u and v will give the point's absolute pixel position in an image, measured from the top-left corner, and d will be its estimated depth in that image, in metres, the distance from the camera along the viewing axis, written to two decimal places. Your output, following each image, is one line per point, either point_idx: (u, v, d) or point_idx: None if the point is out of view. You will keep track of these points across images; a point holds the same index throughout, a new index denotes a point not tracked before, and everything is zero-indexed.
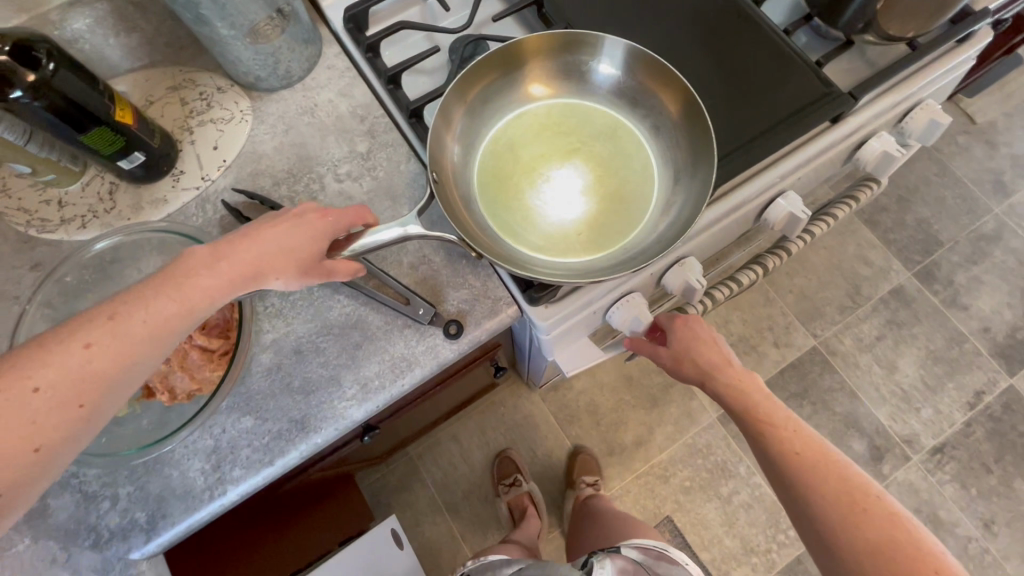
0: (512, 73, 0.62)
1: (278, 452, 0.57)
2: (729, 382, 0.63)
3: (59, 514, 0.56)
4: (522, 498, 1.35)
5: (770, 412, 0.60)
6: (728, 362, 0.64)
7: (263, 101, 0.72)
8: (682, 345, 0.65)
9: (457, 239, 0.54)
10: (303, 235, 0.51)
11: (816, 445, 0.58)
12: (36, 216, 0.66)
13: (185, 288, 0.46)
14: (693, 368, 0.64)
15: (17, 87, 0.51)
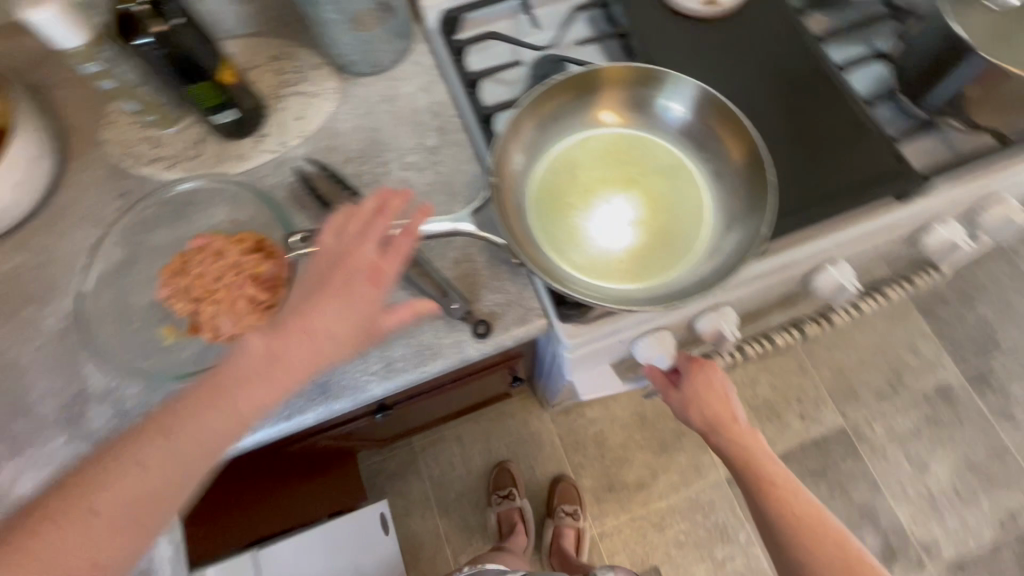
0: (585, 97, 0.64)
1: (296, 409, 0.60)
2: (732, 437, 0.63)
3: (96, 422, 0.61)
4: (512, 513, 1.38)
5: (770, 473, 0.60)
6: (735, 416, 0.64)
7: (349, 83, 0.76)
8: (694, 391, 0.64)
9: (504, 244, 0.56)
10: (354, 314, 0.50)
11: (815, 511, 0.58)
12: (131, 152, 0.72)
13: (236, 396, 0.47)
14: (700, 417, 0.64)
15: (145, 35, 0.56)
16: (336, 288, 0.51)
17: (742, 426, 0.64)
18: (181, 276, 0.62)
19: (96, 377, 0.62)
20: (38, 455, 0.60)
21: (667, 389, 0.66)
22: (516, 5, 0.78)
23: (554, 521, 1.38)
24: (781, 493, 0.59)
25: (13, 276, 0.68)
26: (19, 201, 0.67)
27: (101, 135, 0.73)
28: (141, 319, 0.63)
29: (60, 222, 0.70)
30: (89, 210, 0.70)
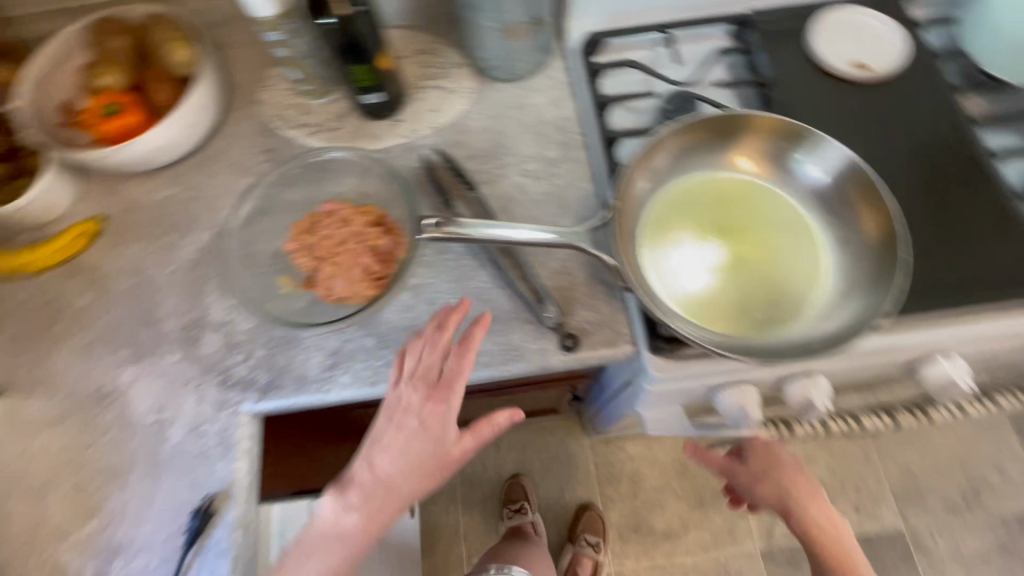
0: (722, 138, 0.65)
1: (382, 378, 0.64)
2: (803, 508, 0.66)
3: (207, 348, 0.67)
4: (524, 525, 1.36)
5: (838, 540, 0.66)
6: (802, 485, 0.68)
7: (485, 85, 0.80)
8: (763, 463, 0.68)
9: (616, 264, 0.56)
10: (424, 449, 0.55)
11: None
12: (282, 115, 0.80)
13: (342, 537, 0.54)
14: (771, 490, 0.67)
15: (330, 15, 0.62)
16: (406, 422, 0.56)
17: (808, 487, 0.68)
18: (309, 236, 0.68)
19: (215, 308, 0.69)
20: (154, 365, 0.67)
21: (732, 463, 0.69)
22: (659, 38, 0.80)
23: (573, 548, 1.36)
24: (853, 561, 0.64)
25: (164, 204, 0.76)
26: (183, 141, 0.74)
27: (260, 95, 0.81)
28: (265, 265, 0.70)
29: (211, 164, 0.78)
30: (237, 159, 0.78)
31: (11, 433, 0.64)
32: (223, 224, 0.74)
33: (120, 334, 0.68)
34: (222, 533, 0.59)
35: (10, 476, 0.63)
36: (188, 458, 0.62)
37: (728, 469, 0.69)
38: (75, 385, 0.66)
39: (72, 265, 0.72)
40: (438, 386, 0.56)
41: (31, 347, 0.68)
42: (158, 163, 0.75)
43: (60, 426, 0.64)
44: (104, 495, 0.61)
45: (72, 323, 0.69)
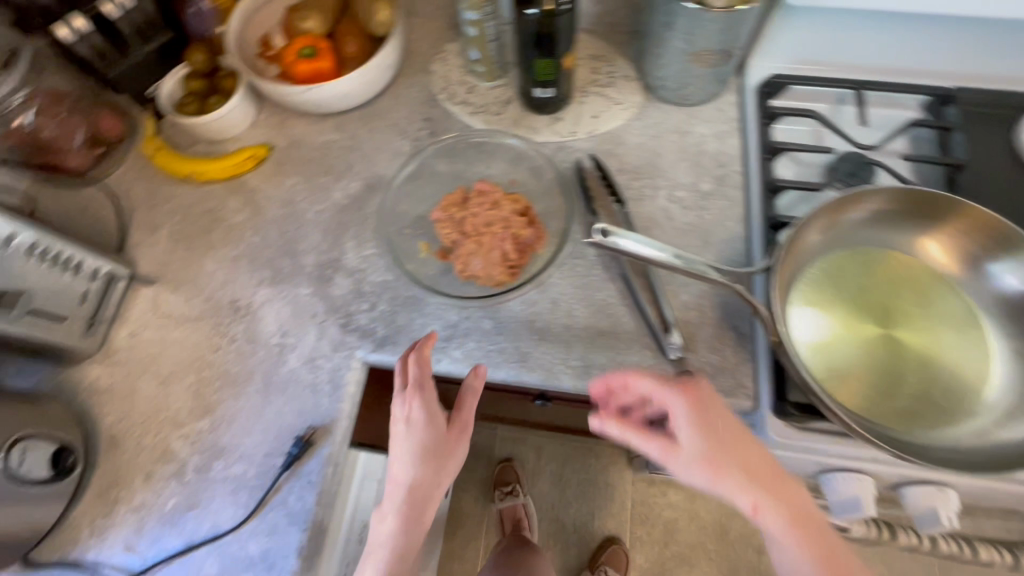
0: (911, 216, 0.61)
1: (491, 363, 0.65)
2: (776, 510, 0.49)
3: (336, 290, 0.70)
4: (515, 508, 1.38)
5: (822, 535, 0.50)
6: (766, 470, 0.51)
7: (650, 104, 0.79)
8: (712, 447, 0.50)
9: (770, 316, 0.55)
10: (425, 435, 0.58)
11: (822, 540, 0.50)
12: (449, 89, 0.82)
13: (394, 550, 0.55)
14: (746, 482, 0.49)
15: (535, 7, 0.63)
16: (398, 428, 0.58)
17: (692, 395, 0.51)
18: (458, 212, 0.70)
19: (351, 255, 0.72)
20: (286, 292, 0.71)
21: (671, 451, 0.51)
22: (844, 94, 0.76)
23: None
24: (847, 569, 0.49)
25: (325, 147, 0.80)
26: (359, 95, 0.78)
27: (433, 66, 0.84)
28: (405, 226, 0.73)
29: (375, 121, 0.81)
30: (399, 121, 0.81)
31: (155, 318, 0.70)
32: (374, 178, 0.77)
33: (263, 256, 0.73)
34: (314, 466, 0.61)
35: (146, 356, 0.68)
36: (299, 386, 0.65)
37: (666, 456, 0.52)
38: (216, 291, 0.71)
39: (235, 182, 0.78)
40: (409, 385, 0.58)
41: (187, 247, 0.74)
42: (329, 110, 0.79)
43: (196, 324, 0.69)
44: (221, 398, 0.65)
45: (225, 235, 0.75)
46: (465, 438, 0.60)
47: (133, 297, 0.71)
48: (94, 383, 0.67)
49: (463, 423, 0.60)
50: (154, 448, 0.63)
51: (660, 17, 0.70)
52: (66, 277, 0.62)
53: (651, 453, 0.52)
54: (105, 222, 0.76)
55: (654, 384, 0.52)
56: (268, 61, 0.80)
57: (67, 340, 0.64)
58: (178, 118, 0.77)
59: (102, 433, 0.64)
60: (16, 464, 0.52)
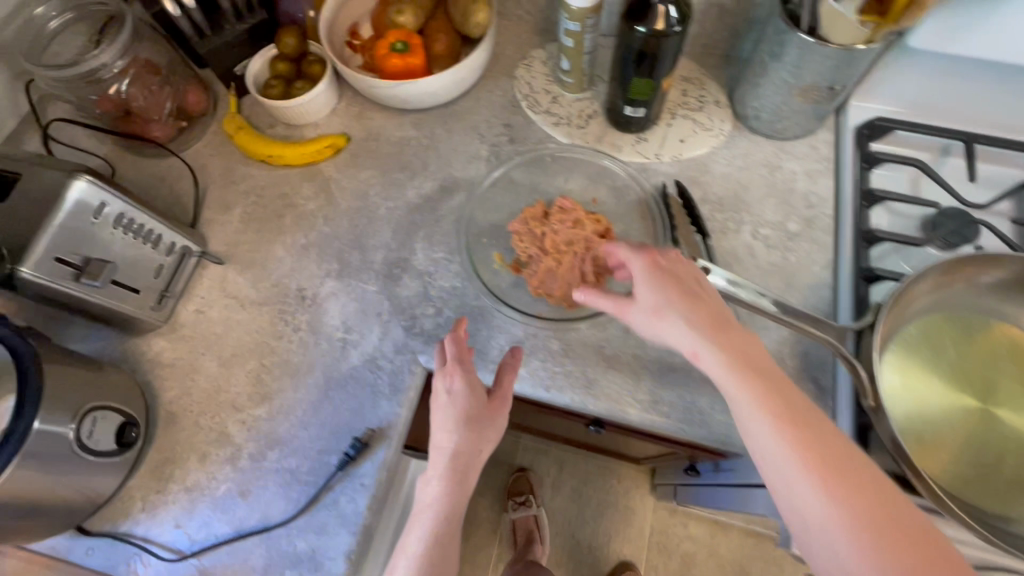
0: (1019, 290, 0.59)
1: (556, 386, 0.63)
2: (754, 384, 0.47)
3: (404, 291, 0.69)
4: (528, 519, 1.37)
5: (819, 433, 0.45)
6: (746, 346, 0.50)
7: (740, 134, 0.76)
8: (667, 297, 0.52)
9: (868, 379, 0.52)
10: (466, 400, 0.58)
11: (812, 429, 0.45)
12: (533, 96, 0.80)
13: (436, 515, 0.55)
14: (704, 329, 0.50)
15: (645, 25, 0.60)
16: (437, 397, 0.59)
17: (669, 260, 0.55)
18: (535, 226, 0.68)
19: (421, 256, 0.71)
20: (353, 287, 0.70)
21: (627, 303, 0.54)
22: (949, 146, 0.72)
23: None
24: (839, 462, 0.44)
25: (402, 143, 0.79)
26: (444, 95, 0.76)
27: (517, 72, 0.82)
28: (478, 233, 0.71)
29: (454, 121, 0.80)
30: (478, 124, 0.80)
31: (220, 298, 0.70)
32: (449, 181, 0.76)
33: (333, 247, 0.72)
34: (369, 470, 0.60)
35: (209, 335, 0.68)
36: (359, 384, 0.64)
37: (623, 309, 0.54)
38: (283, 277, 0.71)
39: (310, 169, 0.78)
40: (448, 360, 0.59)
41: (258, 229, 0.74)
42: (410, 106, 0.78)
43: (260, 309, 0.69)
44: (281, 387, 0.65)
45: (297, 221, 0.74)
46: (506, 406, 0.60)
47: (201, 273, 0.71)
48: (157, 356, 0.67)
49: (504, 390, 0.60)
50: (211, 429, 0.63)
51: (767, 47, 0.67)
52: (145, 248, 0.63)
53: (610, 309, 0.55)
54: (182, 196, 0.77)
55: (627, 249, 0.56)
56: (354, 51, 0.81)
57: (139, 312, 0.64)
58: (262, 99, 0.76)
59: (161, 408, 0.64)
60: (86, 432, 0.54)
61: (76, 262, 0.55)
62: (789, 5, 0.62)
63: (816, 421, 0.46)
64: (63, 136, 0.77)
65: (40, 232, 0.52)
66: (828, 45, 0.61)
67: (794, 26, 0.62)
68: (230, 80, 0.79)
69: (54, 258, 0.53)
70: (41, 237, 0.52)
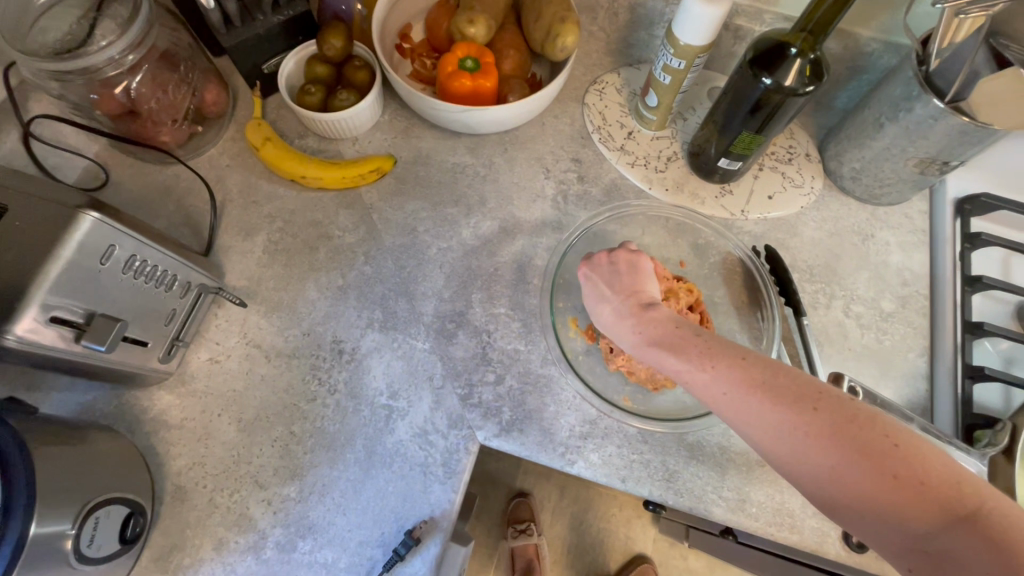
0: None
1: (633, 477, 0.56)
2: (659, 340, 0.47)
3: (458, 350, 0.60)
4: (529, 549, 1.25)
5: (726, 363, 0.43)
6: (652, 311, 0.49)
7: (830, 193, 0.70)
8: (590, 298, 0.54)
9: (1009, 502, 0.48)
10: None
11: (719, 359, 0.44)
12: (606, 128, 0.71)
13: None
14: (608, 305, 0.52)
15: (772, 77, 0.52)
16: None
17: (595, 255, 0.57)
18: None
19: (478, 310, 0.62)
20: (399, 342, 0.60)
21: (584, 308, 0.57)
22: None
23: None
24: (753, 380, 0.42)
25: (456, 171, 0.69)
26: (512, 122, 0.67)
27: (589, 97, 0.72)
28: (545, 288, 0.62)
29: (516, 149, 0.70)
30: (543, 155, 0.70)
31: (240, 346, 0.60)
32: (511, 221, 0.66)
33: (375, 291, 0.63)
34: (417, 568, 0.53)
35: (227, 392, 0.58)
36: (407, 463, 0.56)
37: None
38: (316, 324, 0.61)
39: (349, 194, 0.67)
40: None
41: (286, 263, 0.63)
42: (469, 130, 0.68)
43: (289, 364, 0.59)
44: (313, 461, 0.56)
45: (332, 257, 0.64)
46: None
47: (216, 313, 0.60)
48: (163, 414, 0.57)
49: None
50: (229, 510, 0.54)
51: (887, 109, 0.60)
52: (157, 293, 0.52)
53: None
54: (193, 214, 0.65)
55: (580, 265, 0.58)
56: (403, 56, 0.70)
57: (142, 367, 0.53)
58: (296, 106, 0.64)
59: (167, 481, 0.54)
60: (87, 539, 0.44)
61: (78, 319, 0.45)
62: (924, 68, 0.55)
63: (722, 350, 0.44)
64: (48, 133, 0.64)
65: (36, 281, 0.42)
66: (965, 118, 0.53)
67: (929, 88, 0.55)
68: (256, 79, 0.67)
69: (50, 318, 0.43)
70: (38, 287, 0.42)
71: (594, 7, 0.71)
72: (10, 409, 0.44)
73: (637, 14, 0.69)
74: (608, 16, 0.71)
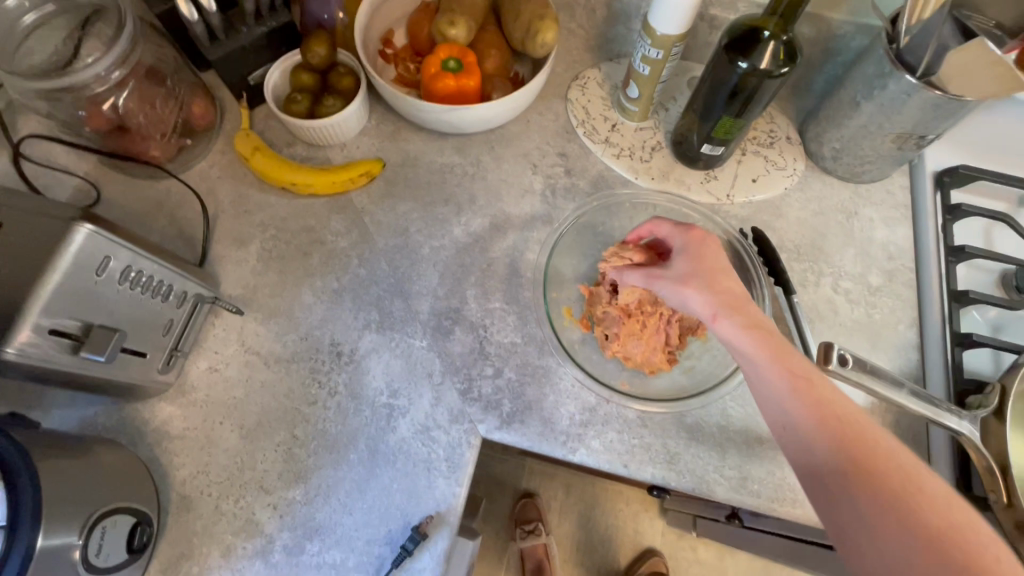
0: None
1: (636, 461, 0.56)
2: (773, 349, 0.47)
3: (456, 345, 0.61)
4: (537, 549, 1.24)
5: (839, 405, 0.45)
6: (764, 324, 0.49)
7: (813, 174, 0.71)
8: (694, 273, 0.50)
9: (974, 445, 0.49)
10: None
11: (827, 395, 0.45)
12: (589, 122, 0.72)
13: None
14: (721, 294, 0.49)
15: (748, 60, 0.54)
16: None
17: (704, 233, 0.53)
18: (647, 253, 0.58)
19: (474, 305, 0.63)
20: (397, 341, 0.61)
21: (659, 272, 0.53)
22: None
23: None
24: (858, 429, 0.43)
25: (444, 171, 0.70)
26: (497, 121, 0.68)
27: (571, 93, 0.74)
28: (537, 281, 0.63)
29: (502, 147, 0.71)
30: (529, 151, 0.71)
31: (239, 354, 0.60)
32: (501, 218, 0.67)
33: (370, 293, 0.63)
34: (426, 564, 0.53)
35: (227, 400, 0.58)
36: (411, 461, 0.56)
37: (655, 281, 0.53)
38: (313, 328, 0.61)
39: (338, 198, 0.68)
40: None
41: (280, 270, 0.64)
42: (455, 130, 0.69)
43: (288, 368, 0.60)
44: (317, 463, 0.56)
45: (326, 261, 0.65)
46: None
47: (212, 322, 0.61)
48: (165, 425, 0.57)
49: None
50: (235, 516, 0.54)
51: (861, 87, 0.61)
52: (153, 303, 0.52)
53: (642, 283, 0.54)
54: (186, 226, 0.65)
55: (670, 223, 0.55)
56: (387, 61, 0.71)
57: (142, 378, 0.53)
58: (283, 115, 0.65)
59: (172, 491, 0.55)
60: (94, 548, 0.44)
61: (75, 331, 0.46)
62: (895, 46, 0.57)
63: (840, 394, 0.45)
64: (37, 153, 0.64)
65: (35, 293, 0.43)
66: (936, 92, 0.55)
67: (898, 65, 0.57)
68: (242, 90, 0.68)
69: (49, 330, 0.44)
70: (35, 301, 0.43)
71: (572, 4, 0.72)
72: (13, 423, 0.45)
73: (615, 9, 0.71)
74: (586, 12, 0.73)
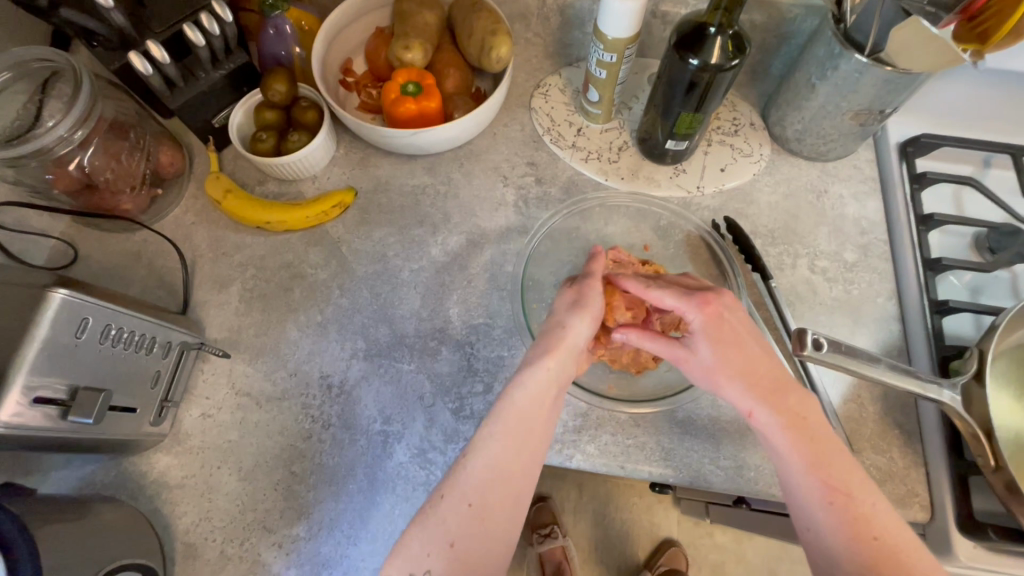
0: None
1: (632, 460, 0.57)
2: (814, 451, 0.48)
3: (444, 365, 0.61)
4: (555, 551, 1.22)
5: (862, 502, 0.46)
6: (799, 408, 0.50)
7: (780, 157, 0.72)
8: (713, 360, 0.52)
9: (956, 410, 0.51)
10: None
11: (849, 485, 0.47)
12: (555, 129, 0.73)
13: None
14: (747, 379, 0.51)
15: (698, 57, 0.55)
16: None
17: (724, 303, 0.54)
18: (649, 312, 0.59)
19: (458, 323, 0.63)
20: (385, 368, 0.61)
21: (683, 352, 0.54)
22: (989, 157, 0.71)
23: None
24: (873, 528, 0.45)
25: (416, 193, 0.70)
26: (463, 137, 0.69)
27: (535, 102, 0.74)
28: (516, 293, 0.64)
29: (471, 163, 0.72)
30: (499, 164, 0.72)
31: (229, 397, 0.60)
32: (476, 234, 0.68)
33: (354, 322, 0.64)
34: None
35: (222, 444, 0.58)
36: (410, 485, 0.57)
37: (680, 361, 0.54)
38: (301, 363, 0.62)
39: (314, 231, 0.68)
40: None
41: (262, 309, 0.64)
42: (423, 151, 0.70)
43: (280, 406, 0.60)
44: (317, 498, 0.56)
45: (307, 295, 0.65)
46: None
47: (201, 368, 0.61)
48: (163, 476, 0.57)
49: None
50: (242, 559, 0.54)
51: (815, 69, 0.62)
52: (138, 358, 0.53)
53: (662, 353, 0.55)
54: (166, 274, 0.66)
55: (677, 300, 0.54)
56: (349, 90, 0.72)
57: (134, 433, 0.54)
58: (251, 155, 0.65)
59: (176, 541, 0.55)
60: None
61: (62, 396, 0.46)
62: (841, 27, 0.58)
63: (864, 493, 0.46)
64: None
65: (15, 364, 0.43)
66: (887, 67, 0.55)
67: (848, 47, 0.57)
68: (208, 134, 0.68)
69: (34, 399, 0.44)
70: (15, 374, 0.43)
71: (526, 15, 0.73)
72: (8, 494, 0.45)
73: (568, 15, 0.72)
74: (540, 21, 0.74)
